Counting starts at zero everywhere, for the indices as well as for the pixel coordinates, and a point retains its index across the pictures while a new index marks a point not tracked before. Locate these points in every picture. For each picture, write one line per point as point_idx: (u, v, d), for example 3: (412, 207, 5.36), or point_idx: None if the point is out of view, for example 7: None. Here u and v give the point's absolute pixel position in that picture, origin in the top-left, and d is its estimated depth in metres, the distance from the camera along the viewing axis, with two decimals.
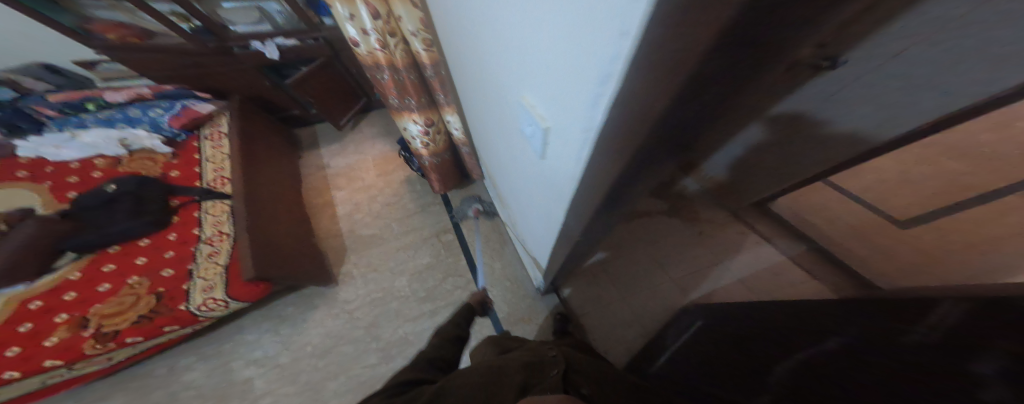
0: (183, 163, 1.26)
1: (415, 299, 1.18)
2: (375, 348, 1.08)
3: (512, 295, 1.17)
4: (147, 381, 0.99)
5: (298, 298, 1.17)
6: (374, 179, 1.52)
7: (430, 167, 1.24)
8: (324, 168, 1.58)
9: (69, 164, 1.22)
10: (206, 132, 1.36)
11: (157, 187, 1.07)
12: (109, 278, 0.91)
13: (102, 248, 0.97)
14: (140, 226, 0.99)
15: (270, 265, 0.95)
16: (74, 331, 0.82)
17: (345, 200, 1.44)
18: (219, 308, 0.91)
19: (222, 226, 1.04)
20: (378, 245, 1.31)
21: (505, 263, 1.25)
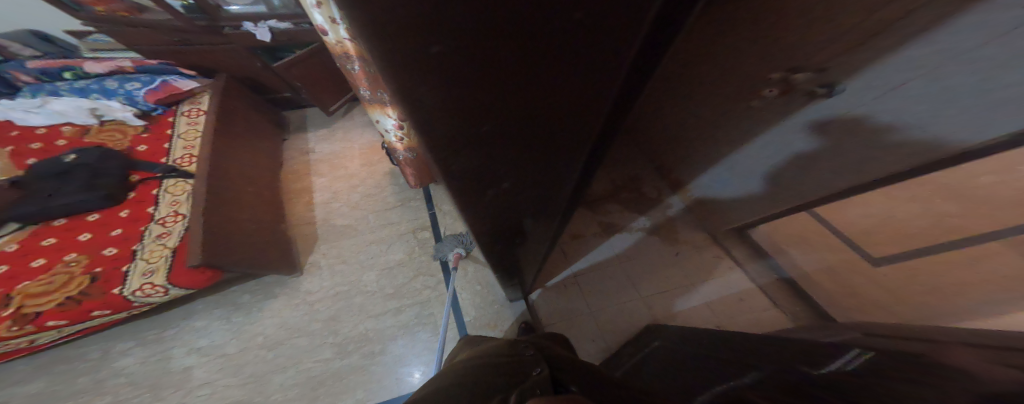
0: (153, 136, 1.19)
1: (380, 295, 1.13)
2: (331, 343, 1.05)
3: (481, 299, 1.13)
4: (75, 365, 0.97)
5: (257, 286, 1.14)
6: (358, 168, 1.40)
7: (405, 162, 1.16)
8: (309, 152, 1.47)
9: (35, 130, 1.17)
10: (183, 108, 1.27)
11: (116, 162, 1.04)
12: (47, 252, 0.89)
13: (47, 220, 0.96)
14: (96, 200, 0.97)
15: (221, 251, 0.90)
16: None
17: (324, 188, 1.35)
18: (157, 294, 0.87)
19: (178, 207, 0.99)
20: (351, 236, 1.24)
21: (478, 266, 1.21)
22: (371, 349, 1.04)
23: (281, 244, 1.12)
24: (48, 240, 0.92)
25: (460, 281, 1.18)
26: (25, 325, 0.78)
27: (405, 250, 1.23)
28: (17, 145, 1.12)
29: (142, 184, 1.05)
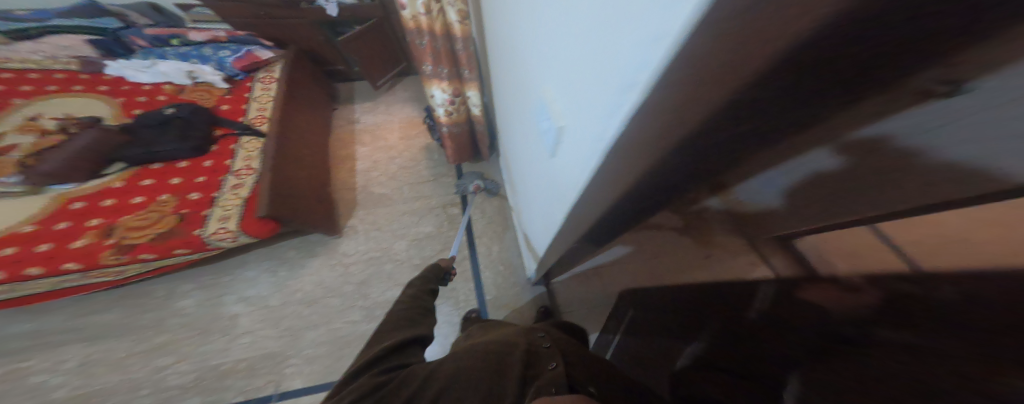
0: (234, 98, 1.24)
1: (408, 265, 1.15)
2: (361, 306, 1.08)
3: (503, 280, 1.16)
4: (145, 300, 1.06)
5: (301, 242, 1.18)
6: (397, 141, 1.41)
7: (447, 137, 1.16)
8: (353, 122, 1.46)
9: (142, 86, 1.25)
10: (260, 74, 1.30)
11: (204, 116, 1.10)
12: (145, 191, 0.95)
13: (144, 164, 1.02)
14: (187, 150, 1.04)
15: (283, 205, 0.96)
16: (99, 238, 0.86)
17: (365, 157, 1.36)
18: (229, 240, 0.92)
19: (251, 162, 1.05)
20: (387, 205, 1.26)
21: (502, 248, 1.22)
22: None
23: (327, 208, 1.14)
24: (147, 181, 0.98)
25: (482, 261, 1.19)
26: (122, 256, 0.86)
27: (439, 225, 1.24)
28: (128, 97, 1.21)
29: (221, 139, 1.10)
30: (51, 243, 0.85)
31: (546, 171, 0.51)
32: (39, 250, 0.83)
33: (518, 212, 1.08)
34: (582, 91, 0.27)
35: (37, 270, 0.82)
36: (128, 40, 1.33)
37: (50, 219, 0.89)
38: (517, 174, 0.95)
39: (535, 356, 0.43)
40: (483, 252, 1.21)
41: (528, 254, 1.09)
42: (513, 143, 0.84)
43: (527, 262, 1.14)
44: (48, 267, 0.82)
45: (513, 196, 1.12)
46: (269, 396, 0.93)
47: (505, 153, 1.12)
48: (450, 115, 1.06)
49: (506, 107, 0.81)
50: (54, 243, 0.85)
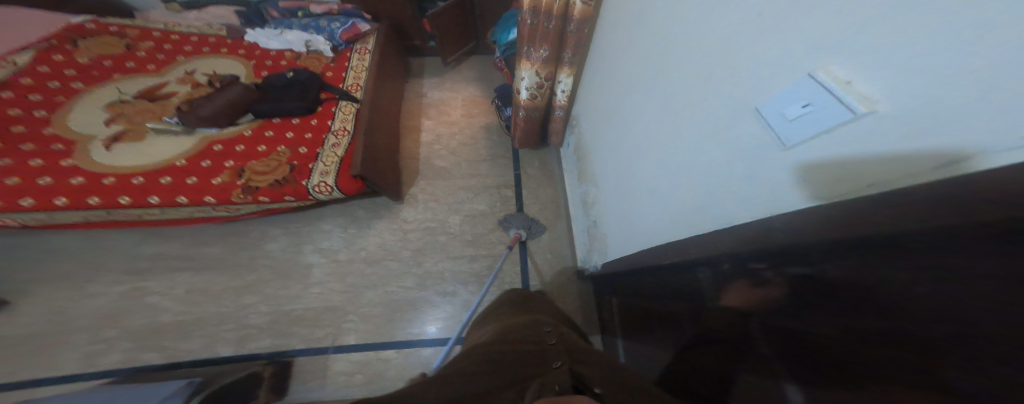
0: (336, 66, 1.48)
1: (461, 240, 1.18)
2: (415, 273, 1.12)
3: (551, 267, 1.12)
4: (243, 239, 1.23)
5: (370, 205, 1.27)
6: (459, 117, 1.47)
7: (521, 120, 1.17)
8: (421, 96, 1.56)
9: (270, 51, 1.55)
10: (355, 54, 1.49)
11: (315, 82, 1.38)
12: (268, 142, 1.25)
13: (268, 118, 1.32)
14: (302, 109, 1.31)
15: (372, 169, 1.13)
16: (233, 178, 1.15)
17: (430, 130, 1.44)
18: (325, 193, 1.14)
19: (346, 124, 1.30)
20: (446, 179, 1.31)
21: (553, 235, 1.18)
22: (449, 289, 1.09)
23: (395, 176, 1.25)
24: (269, 134, 1.28)
25: (532, 248, 1.16)
26: (248, 194, 1.12)
27: (494, 202, 1.25)
28: (258, 61, 1.51)
29: (324, 102, 1.37)
30: (197, 178, 1.13)
31: (700, 176, 0.49)
32: (190, 182, 1.12)
33: (586, 205, 1.06)
34: (856, 128, 0.24)
35: (184, 199, 1.09)
36: (266, 11, 1.62)
37: (200, 157, 1.19)
38: (602, 167, 0.94)
39: (543, 354, 0.43)
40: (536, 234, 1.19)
41: (585, 242, 1.05)
42: (622, 134, 0.80)
43: (578, 249, 1.11)
44: (194, 198, 1.09)
45: (581, 187, 1.11)
46: (327, 347, 1.00)
47: (585, 142, 1.06)
48: (534, 97, 1.07)
49: (628, 93, 0.75)
50: (200, 177, 1.14)
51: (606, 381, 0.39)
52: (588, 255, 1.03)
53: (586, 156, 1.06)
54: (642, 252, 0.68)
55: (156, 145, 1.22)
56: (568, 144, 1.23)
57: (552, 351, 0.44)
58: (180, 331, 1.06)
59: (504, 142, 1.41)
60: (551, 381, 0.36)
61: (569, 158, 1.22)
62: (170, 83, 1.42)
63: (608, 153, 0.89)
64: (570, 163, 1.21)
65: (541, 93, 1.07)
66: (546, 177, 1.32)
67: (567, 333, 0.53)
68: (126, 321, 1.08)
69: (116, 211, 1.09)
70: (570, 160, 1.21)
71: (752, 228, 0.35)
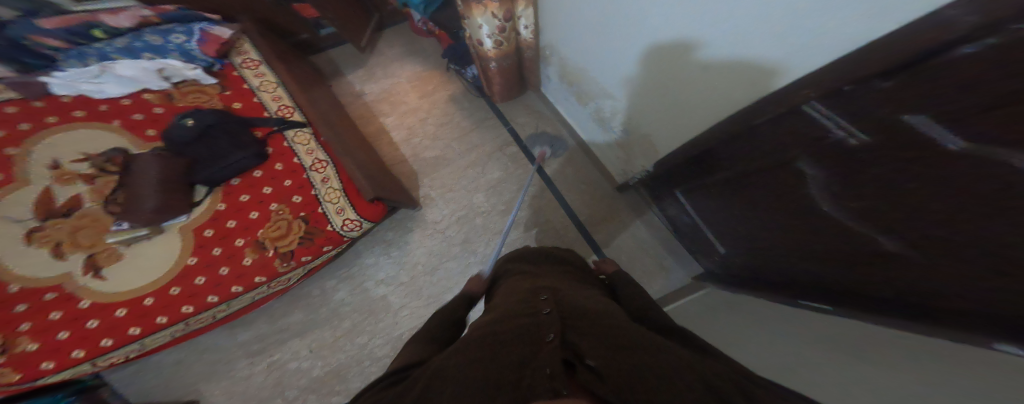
0: (234, 93, 1.20)
1: (496, 212, 1.25)
2: (475, 260, 1.19)
3: (590, 197, 1.23)
4: (311, 299, 1.19)
5: (392, 224, 1.28)
6: (417, 101, 1.55)
7: (496, 72, 1.20)
8: (360, 95, 1.58)
9: (120, 101, 1.15)
10: (245, 72, 1.24)
11: (234, 120, 1.08)
12: (254, 206, 1.03)
13: (224, 182, 1.04)
14: (252, 157, 1.05)
15: (382, 187, 1.09)
16: (259, 252, 0.99)
17: (397, 126, 1.49)
18: (357, 228, 1.08)
19: (317, 154, 1.12)
20: (446, 166, 1.37)
21: (576, 168, 1.28)
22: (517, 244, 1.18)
23: (399, 186, 1.23)
24: (247, 196, 1.04)
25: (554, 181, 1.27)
26: (291, 261, 1.01)
27: (494, 160, 1.35)
28: (121, 117, 1.12)
29: (268, 140, 1.11)
30: (227, 267, 0.97)
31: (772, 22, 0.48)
32: (224, 273, 0.96)
33: (605, 124, 1.12)
34: None
35: (238, 288, 0.97)
36: (30, 43, 1.10)
37: (201, 248, 0.97)
38: (614, 73, 0.93)
39: (534, 326, 0.40)
40: (550, 168, 1.29)
41: (619, 157, 1.14)
42: (623, 26, 0.78)
43: (613, 168, 1.22)
44: (244, 283, 0.97)
45: (586, 109, 1.18)
46: None
47: (576, 61, 1.05)
48: (498, 43, 1.06)
49: None
50: (229, 266, 0.97)
51: (598, 351, 0.35)
52: (630, 162, 1.12)
53: (583, 73, 1.06)
54: (710, 131, 0.72)
55: (130, 265, 0.94)
56: (548, 77, 1.27)
57: (544, 321, 0.41)
58: (334, 382, 1.08)
59: (476, 105, 1.52)
60: (539, 363, 0.32)
61: (564, 93, 1.25)
62: (53, 190, 1.00)
63: (619, 51, 0.86)
64: (568, 94, 1.22)
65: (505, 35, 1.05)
66: (521, 121, 1.42)
67: (565, 294, 0.49)
68: (283, 398, 1.06)
69: (155, 337, 0.92)
70: (569, 87, 1.19)
71: (856, 71, 0.38)
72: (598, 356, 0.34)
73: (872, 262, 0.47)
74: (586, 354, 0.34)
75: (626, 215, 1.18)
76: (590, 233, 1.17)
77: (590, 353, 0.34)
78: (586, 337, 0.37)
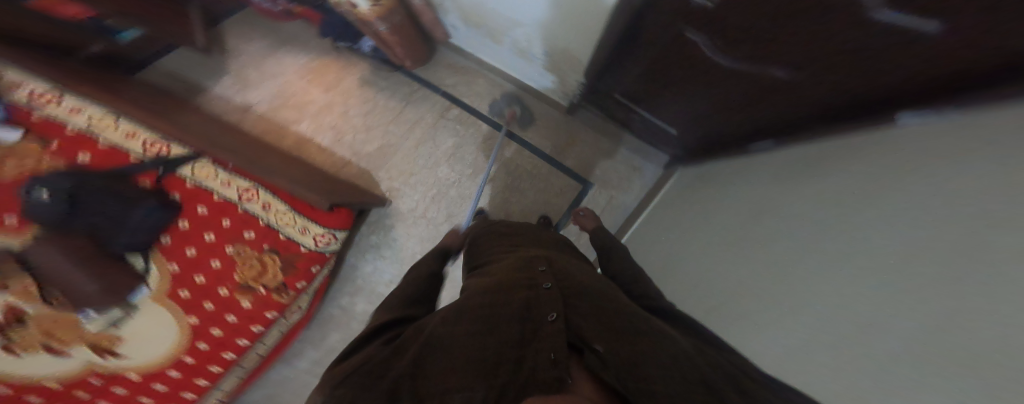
0: (68, 144, 0.95)
1: (466, 177, 1.25)
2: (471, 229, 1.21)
3: (547, 130, 1.27)
4: (334, 319, 1.15)
5: (370, 227, 1.21)
6: (325, 96, 1.38)
7: (386, 36, 1.10)
8: (248, 109, 1.35)
9: None
10: (56, 112, 0.96)
11: (96, 176, 0.84)
12: (210, 256, 0.96)
13: (155, 242, 0.93)
14: (157, 210, 0.88)
15: (330, 193, 0.99)
16: (251, 293, 0.99)
17: (317, 131, 1.34)
18: (332, 240, 1.05)
19: (237, 183, 0.99)
20: (395, 153, 1.30)
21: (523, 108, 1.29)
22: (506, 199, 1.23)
23: (351, 187, 1.14)
24: (192, 250, 0.96)
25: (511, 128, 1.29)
26: (288, 292, 1.01)
27: (443, 129, 1.31)
28: None
29: (163, 186, 0.95)
30: (233, 314, 0.99)
31: None
32: (234, 319, 0.99)
33: (528, 56, 1.10)
34: None
35: (259, 326, 1.01)
36: None
37: (193, 308, 0.96)
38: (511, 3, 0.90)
39: (539, 302, 0.44)
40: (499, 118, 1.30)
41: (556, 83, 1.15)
42: None
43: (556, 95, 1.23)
44: (261, 321, 1.00)
45: (506, 48, 1.14)
46: None
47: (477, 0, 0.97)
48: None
49: None
50: (235, 312, 0.99)
51: (601, 331, 0.38)
52: (564, 85, 1.13)
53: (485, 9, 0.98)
54: (605, 35, 0.79)
55: (136, 338, 0.94)
56: (455, 26, 1.19)
57: (547, 298, 0.45)
58: None
59: (393, 79, 1.39)
60: (543, 350, 0.34)
61: (478, 37, 1.18)
62: None
63: None
64: (483, 37, 1.16)
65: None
66: (449, 83, 1.35)
67: (570, 275, 0.53)
68: None
69: (224, 383, 1.02)
70: (479, 30, 1.12)
71: None
72: (603, 340, 0.36)
73: (797, 99, 0.61)
74: (591, 337, 0.37)
75: (587, 133, 1.26)
76: (562, 161, 1.26)
77: (594, 336, 0.37)
78: (591, 321, 0.40)
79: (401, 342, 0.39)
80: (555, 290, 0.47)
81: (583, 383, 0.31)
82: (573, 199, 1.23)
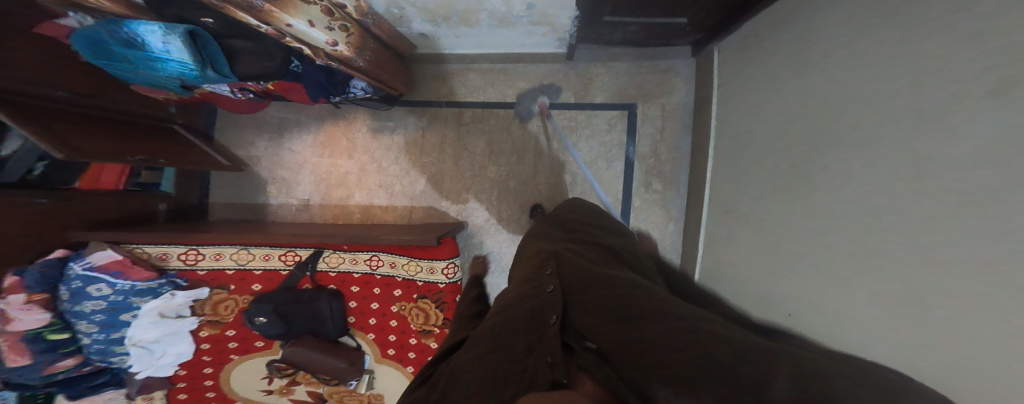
0: (237, 283, 1.23)
1: (514, 163, 1.31)
2: (547, 205, 1.28)
3: (559, 81, 1.27)
4: None
5: (467, 250, 1.38)
6: (352, 163, 1.51)
7: (370, 68, 1.01)
8: (309, 205, 1.56)
9: (201, 346, 1.24)
10: (205, 264, 1.21)
11: (281, 295, 1.18)
12: (387, 318, 1.25)
13: (348, 323, 1.26)
14: (333, 299, 1.21)
15: (434, 231, 1.19)
16: (431, 334, 1.24)
17: (372, 196, 1.49)
18: (455, 269, 1.22)
19: (364, 256, 1.23)
20: (444, 178, 1.39)
21: (523, 76, 1.31)
22: (563, 161, 1.28)
23: (439, 223, 1.32)
24: (373, 318, 1.26)
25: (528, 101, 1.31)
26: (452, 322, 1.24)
27: (469, 135, 1.36)
28: (229, 351, 1.27)
29: (320, 283, 1.24)
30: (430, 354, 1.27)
31: None
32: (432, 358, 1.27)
33: (509, 21, 1.00)
34: None
35: None
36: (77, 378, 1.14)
37: (403, 356, 1.26)
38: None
39: (544, 309, 0.50)
40: (513, 97, 1.32)
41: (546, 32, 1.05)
42: None
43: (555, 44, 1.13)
44: None
45: (483, 25, 1.05)
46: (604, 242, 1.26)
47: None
48: (344, 27, 0.85)
49: None
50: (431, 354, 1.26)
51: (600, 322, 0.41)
52: (556, 29, 1.02)
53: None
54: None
55: (388, 386, 1.30)
56: (424, 34, 1.14)
57: (550, 299, 0.51)
58: None
59: (400, 118, 1.45)
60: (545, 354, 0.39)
61: (451, 33, 1.12)
62: (292, 395, 1.33)
63: None
64: (456, 31, 1.11)
65: (338, 17, 0.84)
66: (445, 93, 1.40)
67: (575, 265, 0.57)
68: None
69: None
70: (450, 26, 1.07)
71: None
72: (597, 337, 0.40)
73: None
74: (589, 334, 0.41)
75: (595, 66, 1.24)
76: (590, 102, 1.26)
77: (591, 334, 0.41)
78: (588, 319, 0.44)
79: (436, 381, 0.47)
80: (556, 291, 0.52)
81: (581, 377, 0.36)
82: (626, 127, 1.24)
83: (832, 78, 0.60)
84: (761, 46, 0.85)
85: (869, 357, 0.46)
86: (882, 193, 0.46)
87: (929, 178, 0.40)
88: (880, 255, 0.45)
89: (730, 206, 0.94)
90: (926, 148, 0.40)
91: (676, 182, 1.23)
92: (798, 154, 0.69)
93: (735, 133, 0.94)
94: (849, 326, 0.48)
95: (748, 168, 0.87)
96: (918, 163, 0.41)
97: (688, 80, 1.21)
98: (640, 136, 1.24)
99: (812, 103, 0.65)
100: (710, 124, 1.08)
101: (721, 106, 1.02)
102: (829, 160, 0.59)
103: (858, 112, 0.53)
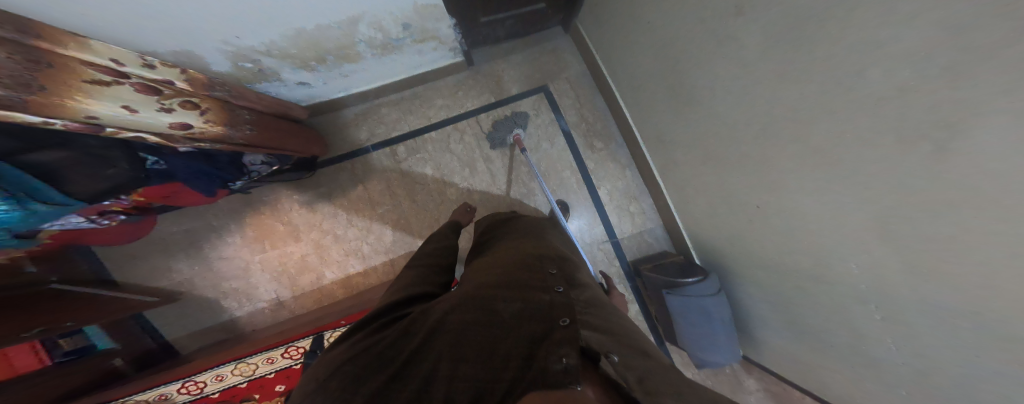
0: (258, 392, 1.12)
1: (467, 176, 1.30)
2: (518, 199, 1.28)
3: (468, 87, 1.32)
4: None
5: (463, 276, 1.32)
6: (301, 246, 1.36)
7: (253, 137, 0.87)
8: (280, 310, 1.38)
9: None
10: (212, 388, 1.14)
11: None
12: None
13: None
14: None
15: None
16: None
17: (342, 269, 1.37)
18: None
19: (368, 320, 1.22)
20: (409, 219, 1.33)
21: (436, 93, 1.32)
22: (512, 154, 1.30)
23: None
24: None
25: (452, 115, 1.32)
26: None
27: (413, 169, 1.32)
28: None
29: None
30: None
31: None
32: None
33: (392, 45, 1.03)
34: None
35: None
36: None
37: None
38: (318, 27, 0.83)
39: (553, 304, 0.47)
40: (437, 117, 1.32)
41: (436, 51, 1.15)
42: (246, 16, 0.70)
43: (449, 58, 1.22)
44: None
45: (368, 58, 1.06)
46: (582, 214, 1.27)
47: (276, 36, 0.80)
48: (187, 103, 0.71)
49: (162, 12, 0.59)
50: None
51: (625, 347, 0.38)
52: (442, 40, 1.10)
53: (310, 37, 0.86)
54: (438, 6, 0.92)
55: None
56: (304, 82, 1.07)
57: (560, 299, 0.49)
58: None
59: (335, 184, 1.35)
60: (558, 351, 0.36)
61: (335, 73, 1.09)
62: None
63: (275, 16, 0.74)
64: (339, 70, 1.07)
65: (171, 92, 0.70)
66: (366, 137, 1.34)
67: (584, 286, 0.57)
68: None
69: None
70: (329, 67, 1.03)
71: None
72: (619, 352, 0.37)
73: None
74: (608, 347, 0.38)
75: (495, 63, 1.32)
76: (508, 94, 1.32)
77: (612, 347, 0.38)
78: (605, 334, 0.41)
79: (409, 325, 0.46)
80: (566, 294, 0.50)
81: (597, 389, 0.31)
82: (549, 105, 1.31)
83: (680, 12, 0.77)
84: (608, 6, 1.06)
85: (824, 201, 0.58)
86: (758, 75, 0.63)
87: (787, 55, 0.55)
88: (806, 116, 0.56)
89: (660, 135, 1.06)
90: (810, 18, 0.49)
91: (612, 135, 1.31)
92: (685, 72, 0.85)
93: (630, 72, 1.08)
94: (827, 185, 0.56)
95: (658, 100, 1.00)
96: (774, 49, 0.58)
97: (575, 51, 1.35)
98: (564, 104, 1.32)
99: (683, 33, 0.79)
100: (609, 79, 1.23)
101: (609, 62, 1.19)
102: (709, 73, 0.76)
103: (713, 31, 0.70)
